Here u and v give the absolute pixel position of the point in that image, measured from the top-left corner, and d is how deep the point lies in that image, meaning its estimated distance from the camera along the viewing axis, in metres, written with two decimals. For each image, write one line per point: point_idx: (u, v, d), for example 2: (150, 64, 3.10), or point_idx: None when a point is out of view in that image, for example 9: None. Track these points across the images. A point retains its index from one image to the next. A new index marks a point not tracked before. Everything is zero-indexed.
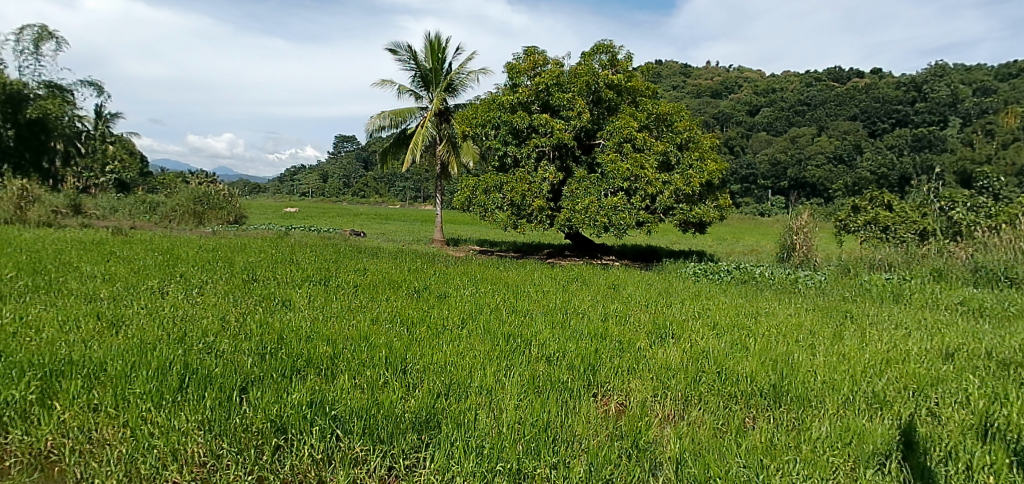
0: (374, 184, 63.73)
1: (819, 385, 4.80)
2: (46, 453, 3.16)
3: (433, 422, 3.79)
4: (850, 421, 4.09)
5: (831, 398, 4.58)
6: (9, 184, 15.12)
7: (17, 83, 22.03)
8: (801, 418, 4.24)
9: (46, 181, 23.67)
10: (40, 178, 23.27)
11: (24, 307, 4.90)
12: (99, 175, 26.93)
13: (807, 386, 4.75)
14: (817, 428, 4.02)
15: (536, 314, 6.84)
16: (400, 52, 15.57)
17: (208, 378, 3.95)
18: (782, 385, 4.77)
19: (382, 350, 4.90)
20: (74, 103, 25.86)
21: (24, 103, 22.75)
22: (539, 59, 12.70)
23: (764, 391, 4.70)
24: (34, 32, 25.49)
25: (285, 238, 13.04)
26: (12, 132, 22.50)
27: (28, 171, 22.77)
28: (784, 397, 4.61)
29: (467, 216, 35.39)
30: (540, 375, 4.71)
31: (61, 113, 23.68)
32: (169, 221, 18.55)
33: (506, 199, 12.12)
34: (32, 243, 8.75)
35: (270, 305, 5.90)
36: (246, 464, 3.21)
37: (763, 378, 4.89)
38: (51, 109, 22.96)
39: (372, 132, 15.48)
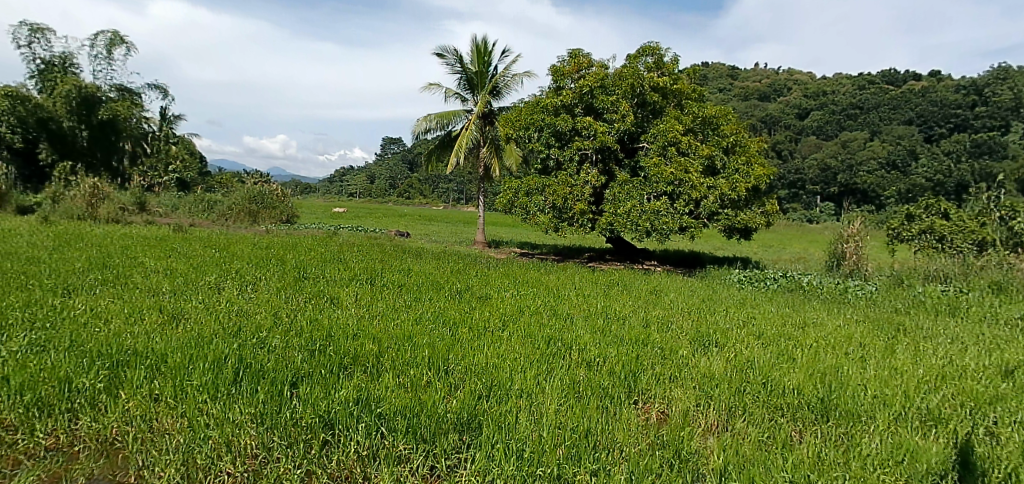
0: (417, 184, 64.58)
1: (869, 400, 4.60)
2: (111, 440, 3.29)
3: (474, 423, 3.81)
4: (902, 438, 3.94)
5: (882, 413, 4.40)
6: (83, 182, 15.92)
7: (91, 86, 23.03)
8: (849, 433, 4.10)
9: (115, 180, 24.63)
10: (110, 177, 24.26)
11: (94, 299, 5.14)
12: (161, 174, 28.01)
13: (857, 401, 4.58)
14: (867, 444, 3.88)
15: (578, 318, 6.79)
16: (446, 56, 15.69)
17: (261, 373, 4.08)
18: (830, 399, 4.61)
19: (425, 349, 4.97)
20: (141, 105, 27.05)
21: (98, 105, 23.75)
22: (584, 61, 12.59)
23: (812, 404, 4.54)
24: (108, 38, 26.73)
25: (334, 238, 13.27)
26: (86, 133, 23.41)
27: (100, 170, 23.66)
28: (834, 412, 4.46)
29: (508, 219, 35.57)
30: (581, 379, 4.69)
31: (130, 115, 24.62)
32: (226, 219, 19.19)
33: (548, 202, 12.05)
34: (101, 238, 9.10)
35: (320, 303, 6.05)
36: (296, 458, 3.30)
37: (811, 391, 4.73)
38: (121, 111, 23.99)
39: (418, 134, 15.65)
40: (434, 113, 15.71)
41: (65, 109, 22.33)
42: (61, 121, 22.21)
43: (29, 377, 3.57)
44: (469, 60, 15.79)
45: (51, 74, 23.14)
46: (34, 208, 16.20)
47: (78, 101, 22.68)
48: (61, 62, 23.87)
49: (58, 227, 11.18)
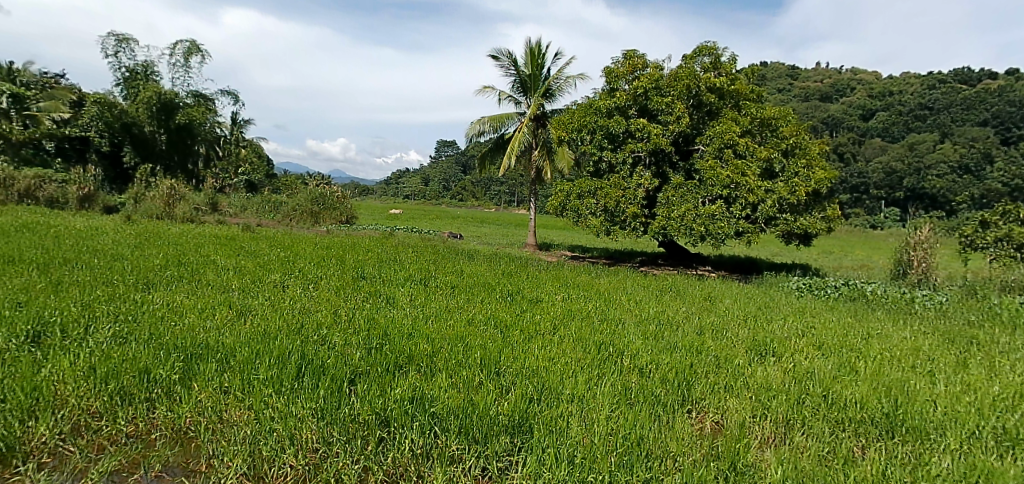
0: (468, 187, 65.30)
1: (939, 417, 4.35)
2: (184, 429, 3.45)
3: (525, 426, 3.81)
4: (976, 459, 3.72)
5: (953, 431, 4.16)
6: (161, 184, 16.84)
7: (170, 93, 23.88)
8: (918, 452, 3.89)
9: (190, 182, 25.77)
10: (186, 179, 25.45)
11: (170, 295, 5.44)
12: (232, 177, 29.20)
13: (925, 417, 4.33)
14: (936, 463, 3.67)
15: (629, 324, 6.67)
16: (500, 59, 15.78)
17: (322, 369, 4.21)
18: (896, 414, 4.37)
19: (477, 351, 5.01)
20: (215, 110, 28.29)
21: (175, 110, 24.59)
22: (638, 62, 12.39)
23: (877, 420, 4.32)
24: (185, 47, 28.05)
25: (390, 239, 13.57)
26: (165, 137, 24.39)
27: (177, 173, 24.86)
28: (899, 428, 4.24)
29: (557, 222, 35.49)
30: (632, 386, 4.62)
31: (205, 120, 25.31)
32: (289, 220, 19.93)
33: (600, 205, 11.92)
34: (178, 237, 9.62)
35: (377, 302, 6.20)
36: (354, 454, 3.39)
37: (875, 406, 4.50)
38: (196, 116, 24.74)
39: (471, 137, 15.80)
40: (487, 116, 15.83)
41: (146, 114, 23.28)
42: (142, 125, 23.37)
43: (112, 367, 3.76)
44: (523, 62, 15.81)
45: (135, 81, 24.49)
46: (117, 207, 17.28)
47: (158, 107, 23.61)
48: (144, 70, 25.20)
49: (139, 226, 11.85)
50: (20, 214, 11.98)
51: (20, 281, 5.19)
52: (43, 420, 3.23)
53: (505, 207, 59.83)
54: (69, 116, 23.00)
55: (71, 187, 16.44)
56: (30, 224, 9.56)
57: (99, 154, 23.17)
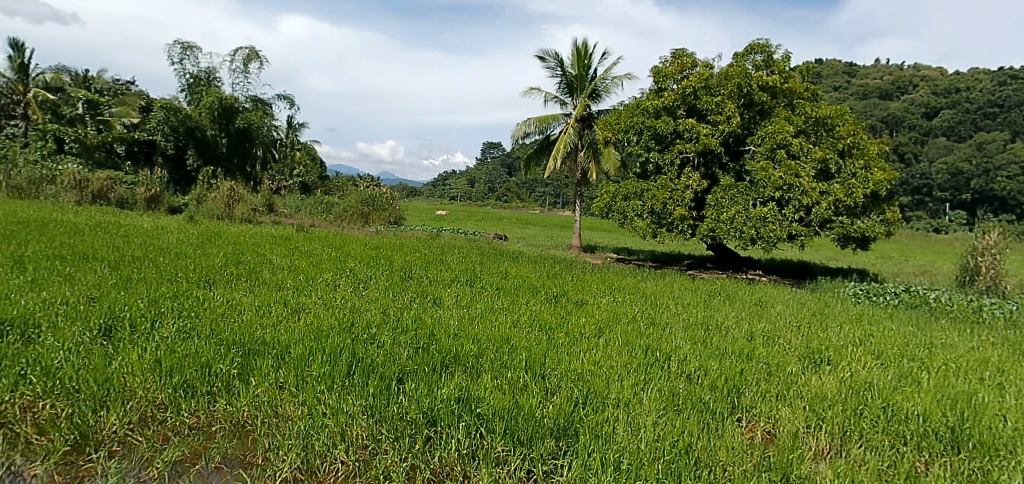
0: (512, 188, 65.57)
1: (1010, 434, 4.09)
2: (242, 423, 3.57)
3: (570, 430, 3.78)
4: None
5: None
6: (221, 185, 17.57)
7: (230, 98, 24.69)
8: (987, 470, 3.67)
9: (249, 184, 26.48)
10: (244, 181, 26.29)
11: (229, 292, 5.65)
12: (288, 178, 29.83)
13: (994, 432, 4.09)
14: None
15: (676, 329, 6.52)
16: (547, 60, 15.74)
17: (371, 367, 4.29)
18: (963, 428, 4.14)
19: (522, 353, 5.00)
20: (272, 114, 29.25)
21: (235, 114, 25.42)
22: (687, 61, 12.14)
23: (941, 433, 4.10)
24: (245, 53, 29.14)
25: (436, 239, 13.74)
26: (226, 140, 25.23)
27: (236, 176, 25.66)
28: (966, 443, 4.00)
29: (604, 224, 35.22)
30: (679, 392, 4.52)
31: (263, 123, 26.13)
32: (342, 220, 20.44)
33: (647, 207, 11.73)
34: (236, 237, 10.00)
35: (425, 302, 6.27)
36: (402, 452, 3.44)
37: (939, 419, 4.27)
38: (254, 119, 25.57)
39: (517, 139, 15.84)
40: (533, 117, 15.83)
41: (209, 118, 24.22)
42: (205, 130, 24.28)
43: (176, 361, 3.92)
44: (569, 63, 15.74)
45: (198, 87, 25.56)
46: (181, 208, 18.11)
47: (220, 111, 24.56)
48: (206, 76, 26.32)
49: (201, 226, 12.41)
50: (94, 214, 12.69)
51: (93, 277, 5.48)
52: (114, 410, 3.40)
53: (549, 208, 59.79)
54: (138, 120, 24.34)
55: (140, 188, 17.33)
56: (103, 224, 10.11)
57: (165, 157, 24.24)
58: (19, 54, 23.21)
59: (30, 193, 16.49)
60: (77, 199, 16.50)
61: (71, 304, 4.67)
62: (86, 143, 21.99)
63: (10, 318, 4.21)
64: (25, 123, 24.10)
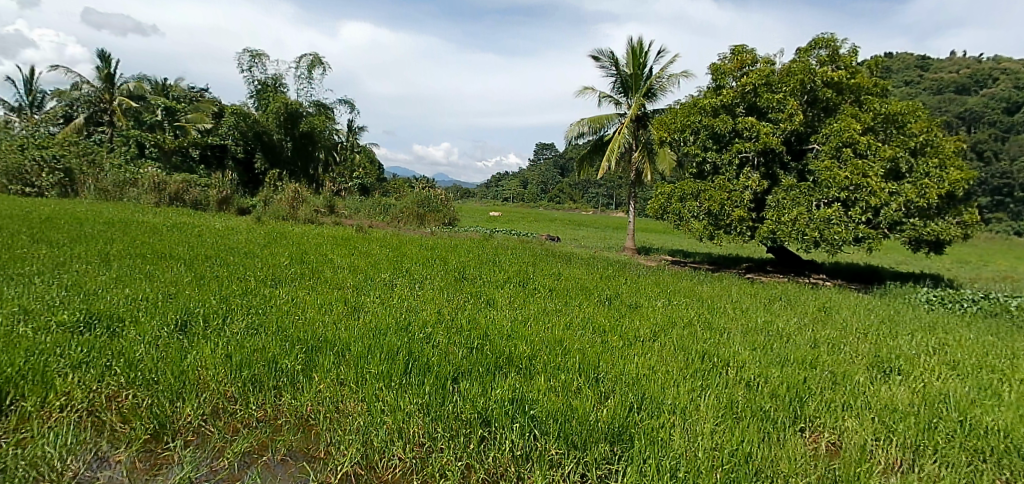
0: (567, 190, 65.69)
1: None
2: (306, 417, 3.69)
3: (625, 435, 3.72)
4: None
5: None
6: (286, 188, 18.31)
7: (294, 103, 25.76)
8: None
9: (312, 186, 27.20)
10: (308, 184, 27.02)
11: (293, 290, 5.87)
12: (348, 179, 30.36)
13: None
14: None
15: (735, 334, 6.31)
16: (602, 59, 15.58)
17: (427, 366, 4.35)
18: None
19: (575, 355, 4.96)
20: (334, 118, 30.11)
21: (300, 119, 26.46)
22: (747, 57, 11.75)
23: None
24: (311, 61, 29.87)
25: (490, 240, 13.84)
26: (290, 144, 26.21)
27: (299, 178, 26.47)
28: None
29: (660, 227, 34.74)
30: (739, 399, 4.37)
31: (325, 127, 26.94)
32: (397, 222, 20.91)
33: (703, 208, 11.44)
34: (300, 237, 10.37)
35: (478, 303, 6.32)
36: (457, 451, 3.48)
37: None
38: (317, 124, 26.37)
39: (571, 139, 15.75)
40: (587, 118, 15.71)
41: (274, 123, 25.34)
42: (271, 134, 25.42)
43: (246, 356, 4.10)
44: (624, 62, 15.53)
45: (266, 93, 26.61)
46: (249, 209, 18.96)
47: (285, 116, 25.63)
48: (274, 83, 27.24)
49: (266, 226, 12.92)
50: (170, 215, 13.44)
51: (171, 275, 5.80)
52: (189, 401, 3.57)
53: (602, 210, 59.36)
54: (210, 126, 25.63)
55: (213, 191, 18.23)
56: (178, 224, 10.71)
57: (234, 161, 25.47)
58: (105, 64, 24.75)
59: (115, 195, 17.65)
60: (156, 201, 17.53)
61: (151, 300, 4.95)
62: (164, 148, 23.47)
63: (97, 312, 4.49)
64: (111, 130, 25.17)
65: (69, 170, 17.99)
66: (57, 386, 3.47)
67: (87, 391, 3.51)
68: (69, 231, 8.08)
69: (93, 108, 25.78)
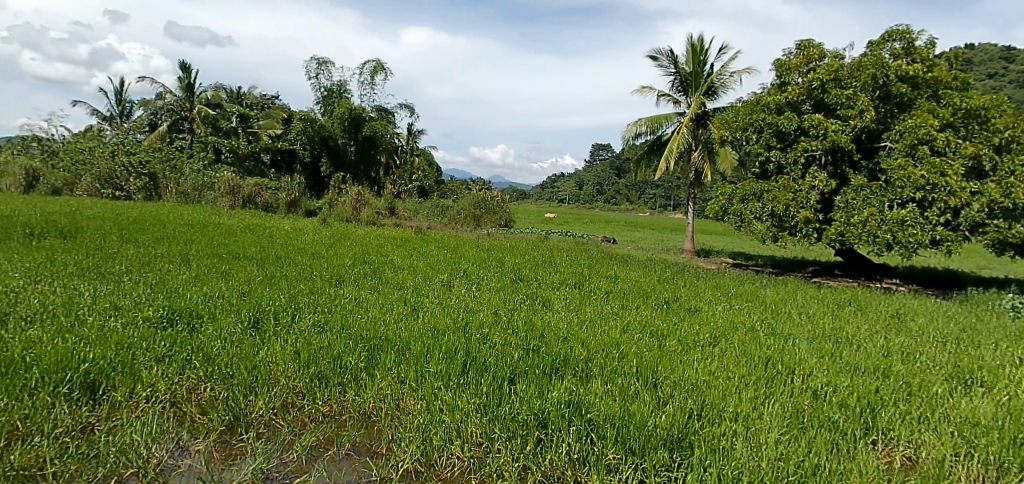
0: (623, 191, 64.85)
1: None
2: (368, 413, 3.78)
3: (685, 442, 3.64)
4: None
5: None
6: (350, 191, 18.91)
7: (358, 108, 25.91)
8: None
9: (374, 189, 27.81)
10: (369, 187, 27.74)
11: (356, 289, 6.04)
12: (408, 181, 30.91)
13: None
14: None
15: (801, 340, 6.04)
16: (661, 58, 15.29)
17: (485, 367, 4.38)
18: None
19: (633, 359, 4.89)
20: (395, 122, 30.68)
21: (363, 123, 26.68)
22: (815, 52, 11.26)
23: None
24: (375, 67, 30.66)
25: (546, 242, 13.83)
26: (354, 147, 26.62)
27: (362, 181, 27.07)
28: None
29: (720, 228, 33.70)
30: (805, 408, 4.19)
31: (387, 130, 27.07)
32: (455, 223, 21.23)
33: (766, 209, 11.05)
34: (362, 238, 10.67)
35: (534, 304, 6.33)
36: (514, 452, 3.48)
37: None
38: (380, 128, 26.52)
39: (628, 139, 15.54)
40: (645, 117, 15.47)
41: (340, 128, 25.71)
42: (336, 138, 25.90)
43: (312, 353, 4.25)
44: (684, 60, 15.20)
45: (331, 99, 27.49)
46: (316, 211, 19.66)
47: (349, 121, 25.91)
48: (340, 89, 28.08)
49: (330, 228, 13.37)
50: (242, 217, 14.11)
51: (244, 274, 6.09)
52: (260, 395, 3.73)
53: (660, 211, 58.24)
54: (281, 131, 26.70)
55: (282, 194, 18.99)
56: (251, 226, 11.23)
57: (302, 165, 26.82)
58: (186, 74, 26.27)
59: (194, 198, 18.74)
60: (230, 203, 18.45)
61: (226, 297, 5.21)
62: (238, 153, 24.81)
63: (179, 308, 4.77)
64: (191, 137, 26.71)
65: (154, 175, 19.18)
66: (144, 378, 3.69)
67: (169, 383, 3.71)
68: (153, 232, 8.62)
69: (174, 116, 27.31)
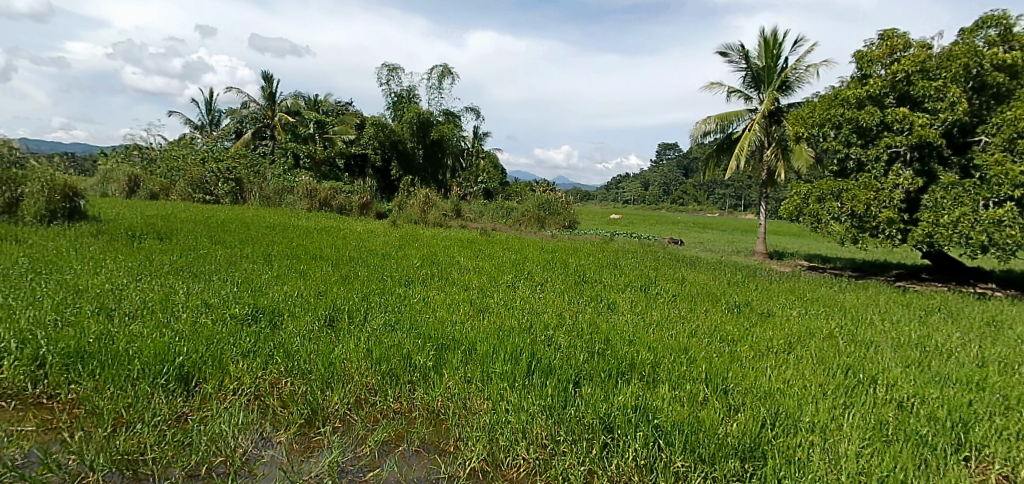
0: (690, 191, 63.18)
1: None
2: (437, 412, 3.86)
3: (758, 452, 3.50)
4: None
5: None
6: (418, 193, 19.36)
7: (426, 112, 26.80)
8: None
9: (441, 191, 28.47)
10: (437, 189, 28.41)
11: (425, 290, 6.17)
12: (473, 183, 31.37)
13: None
14: None
15: (885, 349, 5.68)
16: (731, 53, 14.79)
17: (550, 369, 4.37)
18: None
19: (702, 364, 4.75)
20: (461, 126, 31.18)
21: (431, 127, 27.53)
22: (899, 42, 10.55)
23: None
24: (442, 72, 31.26)
25: (610, 244, 13.68)
26: (421, 150, 27.55)
27: (430, 184, 27.82)
28: None
29: (795, 229, 32.22)
30: (889, 421, 3.94)
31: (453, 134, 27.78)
32: (519, 225, 21.38)
33: (845, 209, 10.47)
34: (429, 239, 10.89)
35: (599, 307, 6.27)
36: (579, 455, 3.46)
37: None
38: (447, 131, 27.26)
39: (697, 138, 15.13)
40: (714, 115, 15.02)
41: (409, 132, 26.70)
42: (405, 142, 26.88)
43: (384, 351, 4.38)
44: (756, 55, 14.62)
45: (400, 104, 28.19)
46: (386, 213, 20.24)
47: (417, 124, 26.83)
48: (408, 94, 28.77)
49: (400, 229, 13.77)
50: (317, 219, 14.74)
51: (320, 274, 6.36)
52: (336, 391, 3.88)
53: (730, 211, 56.32)
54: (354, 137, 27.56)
55: (356, 197, 19.66)
56: (326, 228, 11.71)
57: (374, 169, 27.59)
58: (268, 84, 27.65)
59: (275, 201, 19.77)
60: (308, 206, 19.27)
61: (305, 296, 5.46)
62: (315, 158, 25.62)
63: (262, 306, 5.03)
64: (274, 144, 28.00)
65: (239, 180, 20.32)
66: (231, 372, 3.92)
67: (254, 377, 3.93)
68: (238, 234, 9.15)
69: (259, 124, 28.83)
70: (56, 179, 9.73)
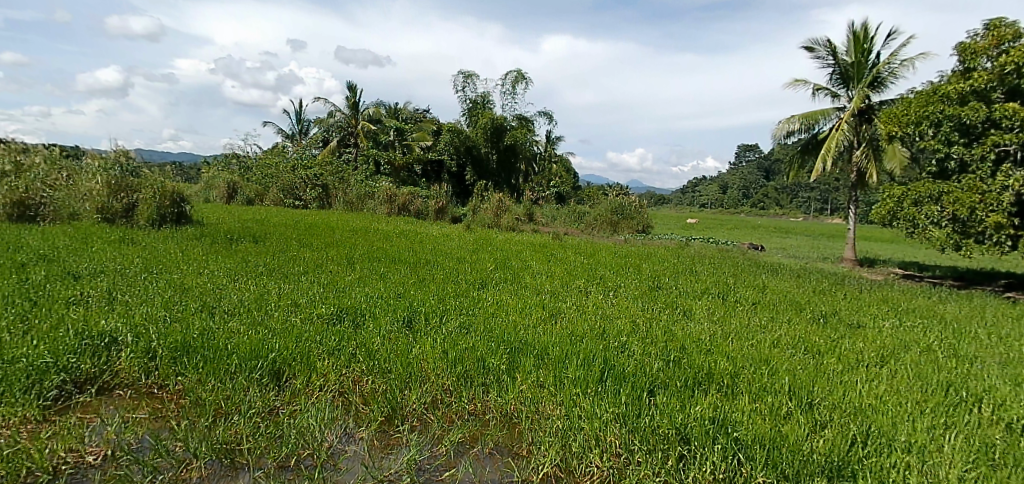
0: (772, 195, 60.47)
1: None
2: (510, 415, 3.89)
3: (848, 471, 3.30)
4: None
5: None
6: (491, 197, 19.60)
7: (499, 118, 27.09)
8: None
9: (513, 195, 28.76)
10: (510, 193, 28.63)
11: (497, 294, 6.23)
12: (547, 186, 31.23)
13: None
14: None
15: (993, 365, 5.20)
16: (817, 49, 14.06)
17: (623, 376, 4.30)
18: None
19: (785, 375, 4.52)
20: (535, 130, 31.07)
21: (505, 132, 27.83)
22: (1010, 31, 9.64)
23: None
24: (516, 77, 31.59)
25: (686, 249, 13.32)
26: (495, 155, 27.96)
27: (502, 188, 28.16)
28: None
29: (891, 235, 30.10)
30: (997, 443, 3.60)
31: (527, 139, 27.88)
32: (592, 229, 21.22)
33: (945, 213, 9.69)
34: (502, 243, 11.01)
35: (674, 313, 6.11)
36: (654, 466, 3.39)
37: None
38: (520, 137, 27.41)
39: (779, 138, 14.49)
40: (798, 114, 14.34)
41: (482, 137, 27.23)
42: (480, 147, 27.48)
43: (459, 352, 4.46)
44: (845, 50, 13.82)
45: (475, 110, 28.77)
46: (460, 217, 20.60)
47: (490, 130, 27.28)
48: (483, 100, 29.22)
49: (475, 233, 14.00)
50: (397, 223, 15.25)
51: (398, 276, 6.56)
52: (413, 390, 3.99)
53: (817, 216, 53.40)
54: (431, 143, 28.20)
55: (432, 201, 20.14)
56: (403, 232, 12.07)
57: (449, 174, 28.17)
58: (353, 94, 28.91)
59: (358, 206, 20.61)
60: (387, 210, 19.96)
61: (384, 297, 5.66)
62: (394, 165, 26.43)
63: (345, 307, 5.25)
64: (356, 151, 29.09)
65: (324, 186, 21.36)
66: (318, 368, 4.11)
67: (338, 374, 4.10)
68: (322, 237, 9.61)
69: (343, 132, 30.09)
70: (167, 186, 10.61)
